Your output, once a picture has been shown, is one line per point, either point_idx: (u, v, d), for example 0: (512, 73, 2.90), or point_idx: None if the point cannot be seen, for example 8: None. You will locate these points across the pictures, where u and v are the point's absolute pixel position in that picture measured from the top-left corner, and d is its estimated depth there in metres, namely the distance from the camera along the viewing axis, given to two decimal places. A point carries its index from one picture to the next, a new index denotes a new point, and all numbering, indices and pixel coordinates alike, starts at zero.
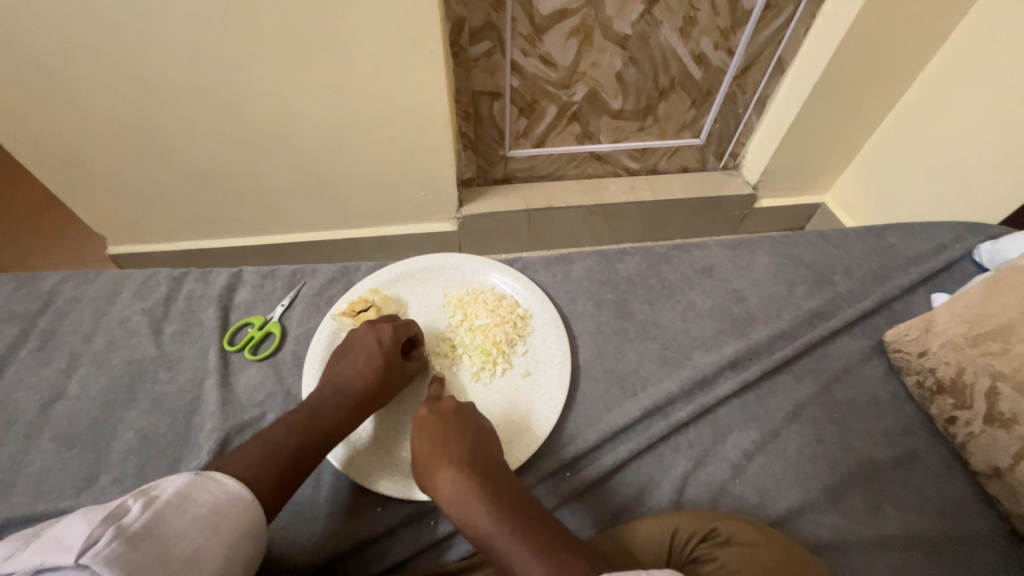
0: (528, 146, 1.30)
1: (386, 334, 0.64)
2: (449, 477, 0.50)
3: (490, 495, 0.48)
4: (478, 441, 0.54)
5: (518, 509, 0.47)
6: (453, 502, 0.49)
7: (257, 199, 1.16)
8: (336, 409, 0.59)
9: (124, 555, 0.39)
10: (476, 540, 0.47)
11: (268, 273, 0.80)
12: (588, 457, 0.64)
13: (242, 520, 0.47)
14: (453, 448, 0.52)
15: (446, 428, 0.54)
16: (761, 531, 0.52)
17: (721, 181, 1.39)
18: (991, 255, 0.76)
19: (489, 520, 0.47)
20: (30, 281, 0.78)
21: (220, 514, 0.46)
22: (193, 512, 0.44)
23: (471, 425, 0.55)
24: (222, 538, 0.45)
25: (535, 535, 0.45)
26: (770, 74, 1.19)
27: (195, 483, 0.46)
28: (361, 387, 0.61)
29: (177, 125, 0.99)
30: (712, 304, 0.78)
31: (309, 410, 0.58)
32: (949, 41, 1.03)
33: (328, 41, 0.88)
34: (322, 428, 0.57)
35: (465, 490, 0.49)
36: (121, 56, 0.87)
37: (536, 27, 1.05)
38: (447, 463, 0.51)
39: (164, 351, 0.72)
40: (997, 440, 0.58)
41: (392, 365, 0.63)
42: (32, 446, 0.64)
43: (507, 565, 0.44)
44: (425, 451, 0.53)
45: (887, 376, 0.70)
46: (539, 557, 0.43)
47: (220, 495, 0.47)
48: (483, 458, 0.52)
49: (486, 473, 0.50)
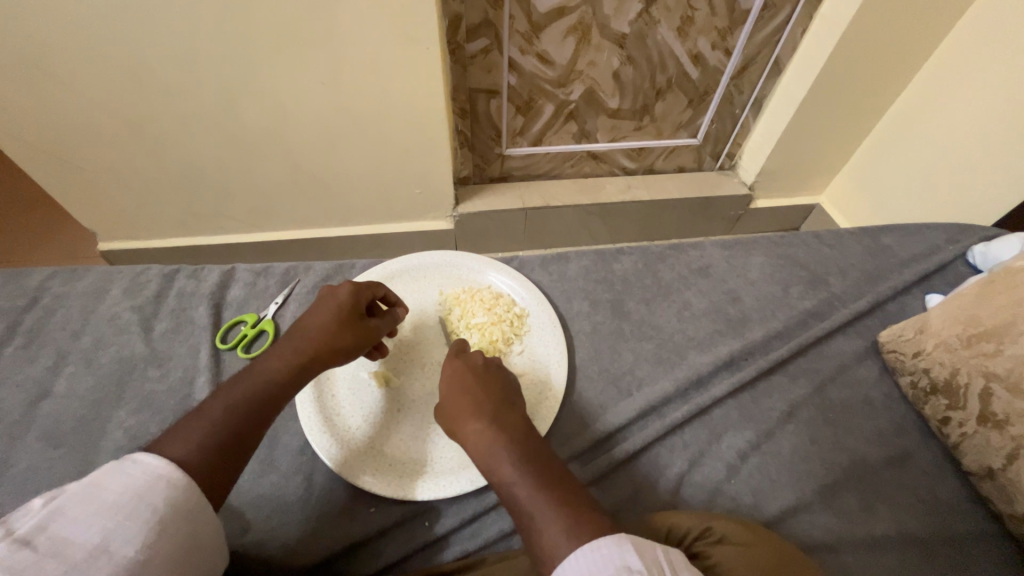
0: (525, 144, 1.29)
1: (343, 293, 0.62)
2: (476, 427, 0.50)
3: (516, 446, 0.48)
4: (506, 397, 0.54)
5: (543, 465, 0.47)
6: (479, 450, 0.49)
7: (250, 196, 1.15)
8: (272, 365, 0.56)
9: (9, 555, 0.36)
10: (497, 488, 0.47)
11: (261, 271, 0.80)
12: (597, 450, 0.65)
13: (168, 500, 0.43)
14: (481, 399, 0.52)
15: (477, 383, 0.54)
16: (753, 532, 0.51)
17: (717, 181, 1.39)
18: (984, 256, 0.77)
19: (513, 470, 0.47)
20: (17, 277, 0.77)
21: (136, 497, 0.42)
22: (102, 501, 0.41)
23: (498, 380, 0.56)
24: (142, 522, 0.41)
25: (557, 489, 0.45)
26: (767, 74, 1.19)
27: (109, 471, 0.43)
28: (306, 342, 0.59)
29: (168, 117, 0.97)
30: (708, 304, 0.78)
31: (249, 369, 0.56)
32: (944, 44, 1.03)
33: (323, 37, 0.87)
34: (254, 387, 0.54)
35: (492, 440, 0.49)
36: (110, 48, 0.85)
37: (533, 25, 1.05)
38: (474, 415, 0.51)
39: (154, 349, 0.71)
40: (990, 441, 0.58)
41: (342, 320, 0.61)
42: (16, 445, 0.63)
43: (528, 518, 0.44)
44: (454, 402, 0.53)
45: (881, 377, 0.71)
46: (560, 509, 0.43)
47: (139, 478, 0.43)
48: (511, 412, 0.52)
49: (513, 426, 0.51)
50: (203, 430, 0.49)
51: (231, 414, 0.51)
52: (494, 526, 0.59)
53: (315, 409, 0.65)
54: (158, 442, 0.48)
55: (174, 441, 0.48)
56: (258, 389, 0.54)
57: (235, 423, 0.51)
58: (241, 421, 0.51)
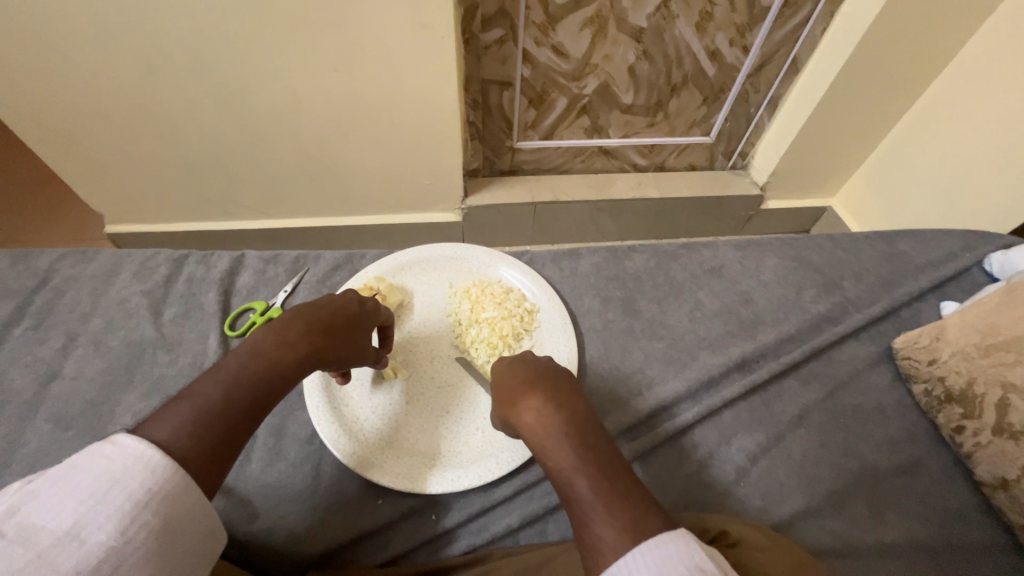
0: (537, 138, 1.28)
1: (370, 300, 0.61)
2: (532, 408, 0.48)
3: (576, 433, 0.45)
4: (562, 382, 0.51)
5: (602, 452, 0.44)
6: (535, 433, 0.47)
7: (260, 182, 1.15)
8: (277, 348, 0.50)
9: None
10: (553, 474, 0.44)
11: (271, 259, 0.79)
12: (639, 429, 0.66)
13: (146, 483, 0.39)
14: (538, 383, 0.50)
15: (533, 370, 0.52)
16: (768, 537, 0.50)
17: (729, 181, 1.38)
18: (1002, 265, 0.76)
19: (568, 454, 0.44)
20: (27, 258, 0.77)
21: (113, 480, 0.38)
22: (76, 484, 0.37)
23: (555, 368, 0.53)
24: (118, 508, 0.37)
25: (616, 482, 0.41)
26: (785, 73, 1.17)
27: (87, 452, 0.39)
28: (327, 319, 0.55)
29: (177, 99, 0.96)
30: (719, 305, 0.77)
31: (247, 349, 0.49)
32: (966, 47, 1.01)
33: (337, 23, 0.86)
34: (256, 371, 0.47)
35: (548, 424, 0.46)
36: (119, 27, 0.84)
37: (550, 16, 1.03)
38: (532, 396, 0.49)
39: (163, 334, 0.71)
40: (1004, 452, 0.57)
41: (361, 317, 0.59)
42: (25, 426, 0.63)
43: (582, 508, 0.41)
44: (509, 385, 0.51)
45: (893, 384, 0.70)
46: (618, 502, 0.40)
47: (116, 460, 0.39)
48: (571, 397, 0.49)
49: (574, 411, 0.47)
50: (194, 416, 0.43)
51: (229, 400, 0.45)
52: (500, 521, 0.59)
53: (325, 404, 0.64)
54: (143, 423, 0.42)
55: (162, 425, 0.42)
56: (264, 367, 0.48)
57: (234, 410, 0.45)
58: (246, 402, 0.46)
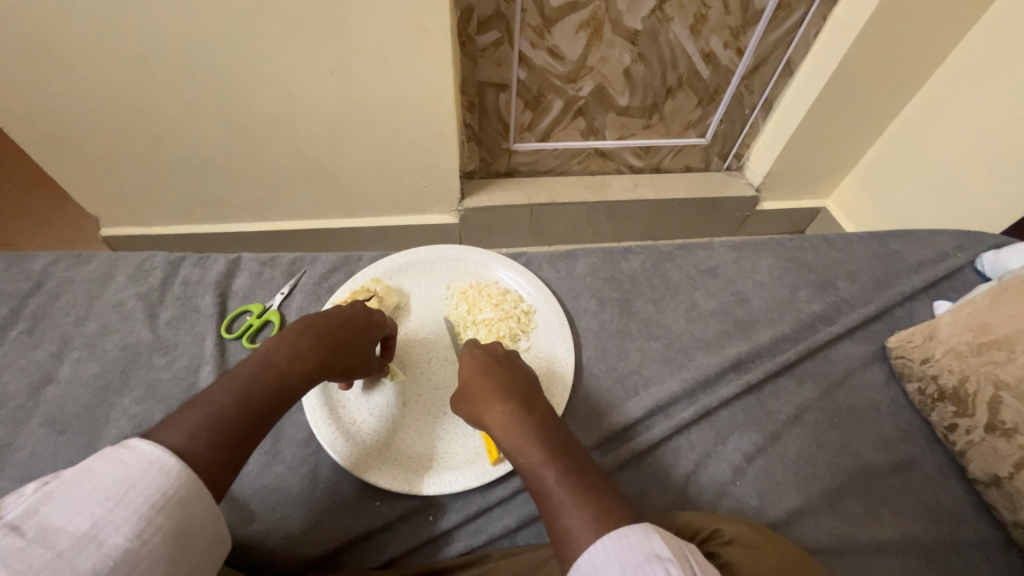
0: (533, 140, 1.29)
1: (375, 311, 0.62)
2: (502, 410, 0.50)
3: (544, 432, 0.47)
4: (531, 388, 0.54)
5: (569, 450, 0.46)
6: (505, 433, 0.48)
7: (256, 184, 1.14)
8: (290, 361, 0.51)
9: None
10: (523, 470, 0.46)
11: (266, 261, 0.79)
12: (635, 429, 0.66)
13: (162, 487, 0.39)
14: (507, 386, 0.52)
15: (503, 374, 0.55)
16: (765, 534, 0.50)
17: (724, 182, 1.39)
18: (993, 264, 0.77)
19: (538, 451, 0.45)
20: (21, 261, 0.76)
21: (129, 483, 0.38)
22: (94, 486, 0.37)
23: (523, 373, 0.56)
24: (134, 510, 0.37)
25: (585, 475, 0.43)
26: (780, 74, 1.18)
27: (104, 456, 0.39)
28: (334, 332, 0.56)
29: (172, 102, 0.96)
30: (714, 306, 0.77)
31: (258, 360, 0.50)
32: (957, 49, 1.02)
33: (333, 26, 0.86)
34: (268, 381, 0.48)
35: (517, 424, 0.48)
36: (114, 29, 0.84)
37: (546, 18, 1.03)
38: (501, 399, 0.51)
39: (159, 337, 0.71)
40: (997, 449, 0.58)
41: (366, 329, 0.60)
42: (20, 430, 0.63)
43: (551, 501, 0.42)
44: (479, 388, 0.53)
45: (887, 383, 0.70)
46: (588, 494, 0.42)
47: (132, 464, 0.39)
48: (539, 402, 0.51)
49: (541, 414, 0.50)
50: (203, 421, 0.43)
51: (242, 406, 0.46)
52: (498, 522, 0.59)
53: (322, 405, 0.65)
54: (155, 427, 0.42)
55: (173, 430, 0.42)
56: (277, 378, 0.49)
57: (243, 415, 0.45)
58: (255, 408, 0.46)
